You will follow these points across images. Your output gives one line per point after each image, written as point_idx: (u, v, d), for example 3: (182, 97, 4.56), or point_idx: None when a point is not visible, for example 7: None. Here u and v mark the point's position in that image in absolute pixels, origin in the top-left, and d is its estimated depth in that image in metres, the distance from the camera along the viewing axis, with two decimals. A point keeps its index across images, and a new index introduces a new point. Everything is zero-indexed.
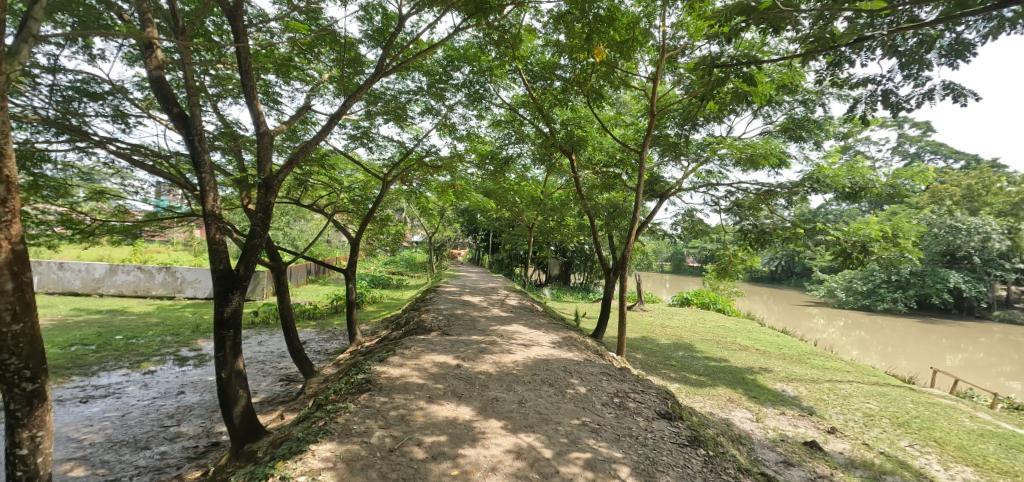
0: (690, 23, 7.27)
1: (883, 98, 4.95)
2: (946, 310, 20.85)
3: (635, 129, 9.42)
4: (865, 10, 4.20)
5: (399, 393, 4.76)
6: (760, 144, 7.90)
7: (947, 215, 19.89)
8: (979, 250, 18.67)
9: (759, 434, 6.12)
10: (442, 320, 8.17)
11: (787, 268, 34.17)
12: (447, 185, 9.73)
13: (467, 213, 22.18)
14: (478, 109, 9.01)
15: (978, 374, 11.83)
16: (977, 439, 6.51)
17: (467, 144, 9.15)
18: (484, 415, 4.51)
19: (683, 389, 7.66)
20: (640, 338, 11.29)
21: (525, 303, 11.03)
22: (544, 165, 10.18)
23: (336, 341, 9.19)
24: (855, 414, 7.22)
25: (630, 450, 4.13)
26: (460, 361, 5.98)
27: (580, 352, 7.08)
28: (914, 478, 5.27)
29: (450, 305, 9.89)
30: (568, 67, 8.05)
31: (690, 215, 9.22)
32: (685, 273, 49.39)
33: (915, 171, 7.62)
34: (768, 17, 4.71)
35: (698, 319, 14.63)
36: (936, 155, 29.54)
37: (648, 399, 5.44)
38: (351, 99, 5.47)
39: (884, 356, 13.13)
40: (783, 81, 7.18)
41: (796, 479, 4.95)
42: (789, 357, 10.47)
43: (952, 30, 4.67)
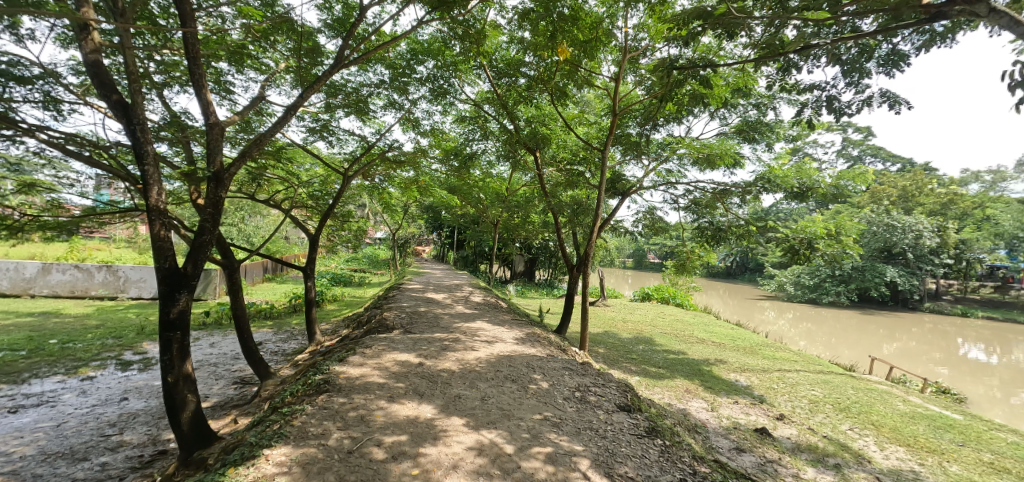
0: (651, 25, 7.42)
1: (827, 103, 5.26)
2: (884, 302, 22.39)
3: (598, 128, 9.59)
4: (811, 19, 4.44)
5: (358, 393, 4.68)
6: (716, 144, 8.20)
7: (885, 214, 21.33)
8: (912, 247, 20.11)
9: (713, 423, 6.40)
10: (405, 318, 8.08)
11: (742, 264, 35.77)
12: (411, 180, 9.59)
13: (432, 210, 21.97)
14: (442, 104, 8.92)
15: (911, 361, 12.77)
16: (909, 421, 7.05)
17: (431, 139, 9.06)
18: (446, 413, 4.50)
19: (643, 381, 7.89)
20: (602, 333, 11.53)
21: (490, 300, 11.06)
22: (509, 162, 10.19)
23: (294, 341, 8.93)
24: (801, 401, 7.65)
25: (590, 443, 4.23)
26: (423, 359, 5.94)
27: (543, 348, 7.17)
28: (853, 460, 5.64)
29: (414, 302, 9.78)
30: (533, 64, 8.07)
31: (650, 213, 9.48)
32: (646, 269, 50.73)
33: (856, 172, 8.10)
34: (723, 23, 4.89)
35: (658, 313, 15.09)
36: (875, 158, 31.60)
37: (609, 392, 5.58)
38: (309, 90, 5.30)
39: (828, 346, 13.97)
40: (737, 85, 7.47)
41: (747, 465, 5.21)
42: (742, 349, 10.96)
43: (888, 42, 5.02)
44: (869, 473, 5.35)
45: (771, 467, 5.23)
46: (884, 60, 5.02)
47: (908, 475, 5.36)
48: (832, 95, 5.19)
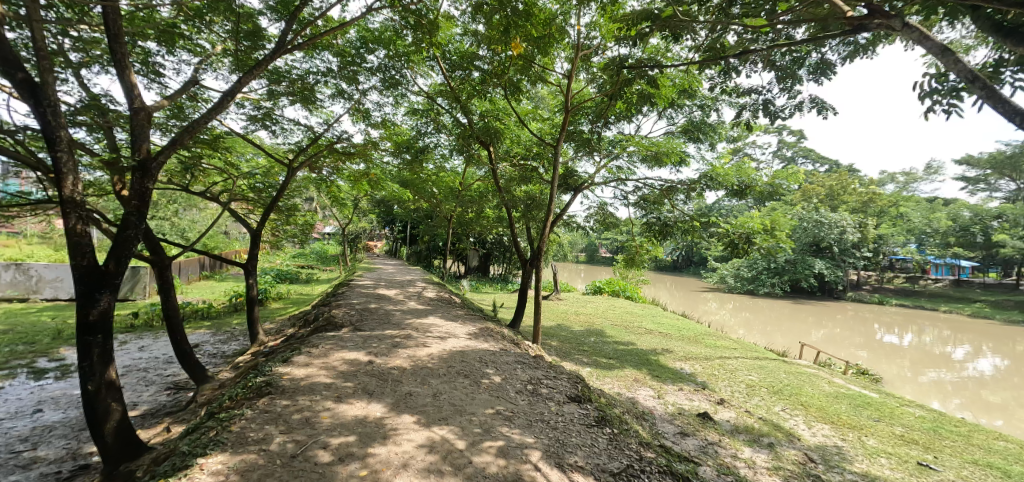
0: (602, 25, 7.55)
1: (764, 106, 5.58)
2: (813, 293, 24.18)
3: (551, 123, 9.70)
4: (749, 26, 4.67)
5: (303, 395, 4.53)
6: (663, 143, 8.53)
7: (814, 211, 23.01)
8: (838, 241, 21.81)
9: (660, 409, 6.69)
10: (355, 316, 7.88)
11: (687, 258, 37.49)
12: (361, 173, 9.30)
13: (384, 204, 21.45)
14: (394, 96, 8.68)
15: (835, 346, 13.90)
16: (833, 401, 7.67)
17: (382, 131, 8.82)
18: (397, 411, 4.44)
19: (594, 372, 8.12)
20: (555, 326, 11.75)
21: (443, 296, 10.98)
22: (462, 156, 10.10)
23: (235, 342, 8.50)
24: (740, 385, 8.16)
25: (542, 435, 4.31)
26: (373, 357, 5.81)
27: (496, 343, 7.22)
28: (784, 438, 6.07)
29: (364, 299, 9.54)
30: (487, 58, 8.02)
31: (602, 208, 9.71)
32: (598, 263, 52.02)
33: (790, 172, 8.65)
34: (670, 25, 5.05)
35: (608, 306, 15.56)
36: (806, 159, 33.91)
37: (560, 384, 5.70)
38: (248, 75, 4.99)
39: (765, 334, 14.93)
40: (683, 86, 7.76)
41: (690, 448, 5.49)
42: (686, 338, 11.51)
43: (818, 51, 5.39)
44: (798, 450, 5.78)
45: (712, 449, 5.54)
46: (814, 68, 5.38)
47: (832, 450, 5.83)
48: (768, 99, 5.51)
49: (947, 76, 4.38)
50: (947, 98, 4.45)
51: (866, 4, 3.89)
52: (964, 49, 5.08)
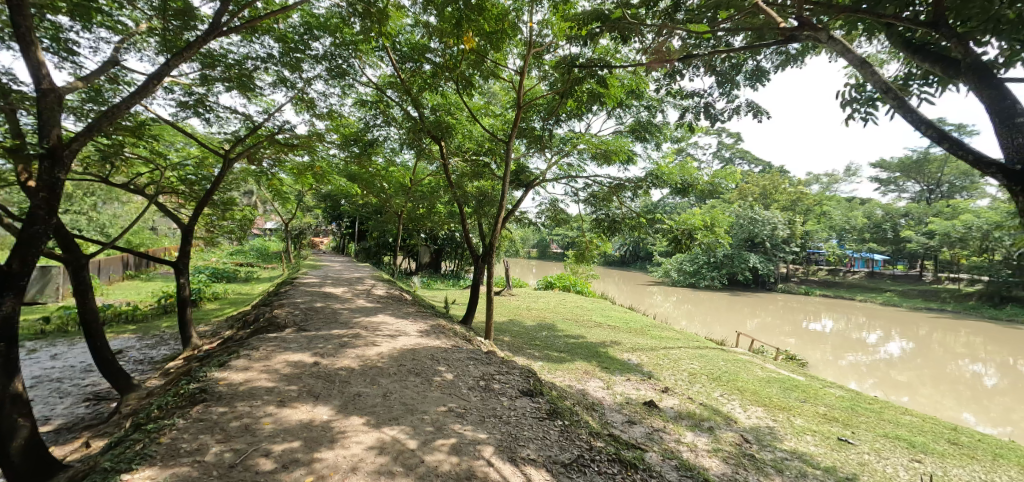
0: (554, 23, 7.62)
1: (705, 109, 5.87)
2: (748, 285, 25.83)
3: (503, 120, 9.73)
4: (692, 32, 4.87)
5: (242, 400, 4.29)
6: (612, 141, 8.77)
7: (749, 209, 24.54)
8: (770, 237, 23.40)
9: (609, 399, 6.91)
10: (299, 315, 7.55)
11: (634, 254, 38.88)
12: (305, 166, 8.88)
13: (331, 199, 20.67)
14: (341, 86, 8.34)
15: (767, 334, 14.91)
16: (766, 385, 8.24)
17: (328, 122, 8.48)
18: (344, 413, 4.31)
19: (545, 366, 8.25)
20: (507, 322, 11.84)
21: (394, 293, 10.76)
22: (413, 151, 9.89)
23: (165, 347, 7.91)
24: (683, 374, 8.58)
25: (494, 430, 4.34)
26: (318, 358, 5.60)
27: (448, 339, 7.17)
28: (723, 422, 6.47)
29: (309, 298, 9.15)
30: (439, 50, 7.89)
31: (553, 205, 9.86)
32: (550, 258, 52.82)
33: (728, 172, 9.16)
34: (619, 26, 5.18)
35: (560, 301, 15.86)
36: (742, 160, 36.07)
37: (512, 379, 5.75)
38: (178, 58, 4.64)
39: (705, 324, 15.76)
40: (631, 87, 8.00)
41: (637, 435, 5.72)
42: (633, 330, 11.96)
43: (753, 58, 5.73)
44: (735, 432, 6.16)
45: (657, 435, 5.79)
46: (750, 74, 5.71)
47: (765, 430, 6.27)
48: (709, 102, 5.80)
49: (865, 87, 4.83)
50: (864, 107, 4.88)
51: (797, 16, 4.16)
52: (879, 63, 5.57)
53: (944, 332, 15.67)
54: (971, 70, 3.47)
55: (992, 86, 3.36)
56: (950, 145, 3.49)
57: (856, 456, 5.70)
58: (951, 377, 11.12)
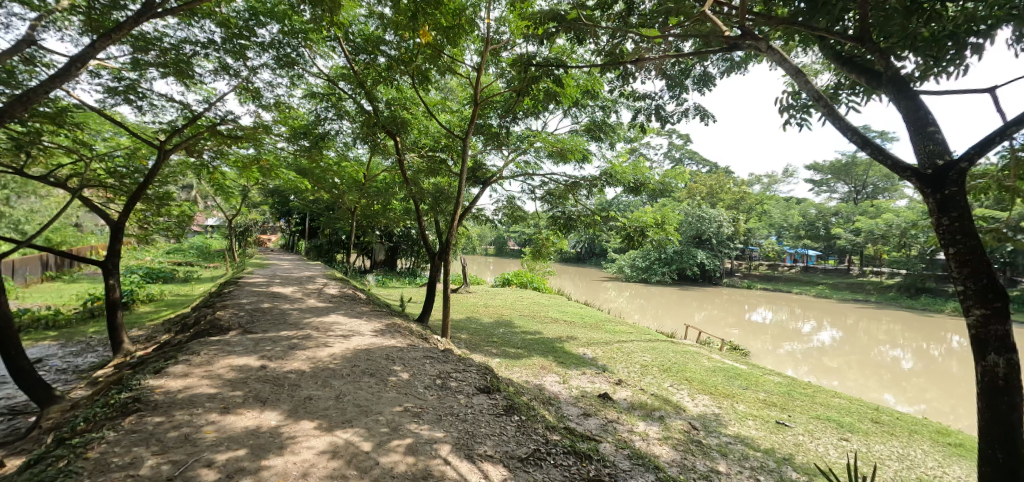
0: (511, 21, 7.62)
1: (657, 111, 6.08)
2: (696, 280, 27.03)
3: (460, 116, 9.68)
4: (644, 35, 5.03)
5: (181, 409, 4.05)
6: (568, 140, 8.91)
7: (697, 208, 25.68)
8: (715, 234, 24.61)
9: (565, 393, 7.06)
10: (245, 317, 7.19)
11: (589, 251, 39.77)
12: (250, 159, 8.44)
13: (279, 194, 19.80)
14: (289, 76, 7.97)
15: (714, 326, 15.67)
16: (712, 374, 8.67)
17: (275, 114, 8.09)
18: (294, 417, 4.16)
19: (503, 363, 8.30)
20: (465, 319, 11.81)
21: (347, 292, 10.45)
22: (367, 145, 9.63)
23: (92, 354, 7.31)
24: (635, 366, 8.88)
25: (451, 428, 4.33)
26: (266, 361, 5.37)
27: (403, 338, 7.06)
28: (672, 411, 6.75)
29: (255, 298, 8.72)
30: (394, 43, 7.69)
31: (510, 202, 9.89)
32: (507, 256, 53.06)
33: (678, 172, 9.54)
34: (575, 27, 5.26)
35: (517, 297, 15.99)
36: (691, 160, 37.66)
37: (469, 376, 5.75)
38: (104, 39, 4.29)
39: (656, 318, 16.37)
40: (586, 88, 8.15)
41: (591, 427, 5.87)
42: (588, 325, 12.24)
43: (701, 64, 6.00)
44: (684, 420, 6.45)
45: (611, 426, 5.98)
46: (698, 79, 5.97)
47: (711, 417, 6.61)
48: (660, 105, 6.02)
49: (800, 95, 5.23)
50: (799, 113, 5.32)
51: (740, 26, 4.38)
52: (813, 72, 5.96)
53: (868, 320, 17.09)
54: (891, 82, 3.78)
55: (909, 98, 3.67)
56: (873, 151, 3.81)
57: (792, 438, 6.12)
58: (874, 361, 12.14)
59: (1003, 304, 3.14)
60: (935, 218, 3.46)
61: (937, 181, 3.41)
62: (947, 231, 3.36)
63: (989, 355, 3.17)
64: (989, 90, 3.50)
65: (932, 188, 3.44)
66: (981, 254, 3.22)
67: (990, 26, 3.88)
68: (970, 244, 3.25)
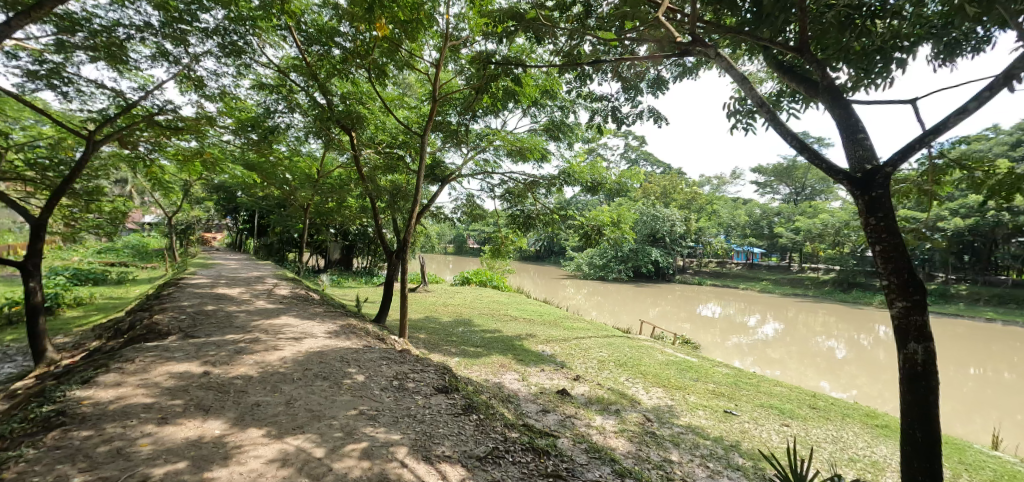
0: (471, 18, 7.57)
1: (613, 113, 6.22)
2: (650, 277, 27.95)
3: (418, 113, 9.54)
4: (601, 38, 5.11)
5: (113, 421, 3.78)
6: (527, 139, 8.97)
7: (651, 207, 26.53)
8: (669, 233, 25.54)
9: (524, 390, 7.12)
10: (186, 320, 6.79)
11: (548, 249, 40.27)
12: (193, 152, 7.94)
13: (225, 190, 18.80)
14: (235, 65, 7.55)
15: (667, 321, 16.28)
16: (665, 368, 8.99)
17: (220, 104, 7.65)
18: (241, 426, 3.97)
19: (462, 362, 8.27)
20: (423, 319, 11.67)
21: (298, 292, 10.08)
22: (320, 140, 9.29)
23: (10, 364, 6.68)
24: (592, 362, 9.07)
25: (408, 429, 4.27)
26: (209, 367, 5.09)
27: (359, 339, 6.89)
28: (628, 404, 6.95)
29: (198, 300, 8.25)
30: (349, 35, 7.42)
31: (469, 200, 9.84)
32: (467, 254, 52.85)
33: (633, 172, 9.80)
34: (533, 26, 5.25)
35: (476, 296, 15.97)
36: (646, 161, 38.85)
37: (427, 376, 5.68)
38: (19, 18, 3.91)
39: (613, 314, 16.82)
40: (545, 87, 8.21)
41: (550, 423, 5.95)
42: (547, 323, 12.41)
43: (655, 68, 6.19)
44: (639, 412, 6.66)
45: (569, 421, 6.08)
46: (652, 83, 6.15)
47: (664, 409, 6.86)
48: (616, 107, 6.17)
49: (746, 101, 5.52)
50: (745, 119, 5.62)
51: (691, 33, 4.54)
52: (758, 80, 6.28)
53: (807, 313, 18.28)
54: (826, 92, 4.04)
55: (842, 107, 3.93)
56: (810, 155, 4.05)
57: (738, 426, 6.46)
58: (812, 352, 12.98)
59: (921, 297, 3.43)
60: (864, 218, 3.74)
61: (867, 183, 3.67)
62: (874, 230, 3.64)
63: (910, 343, 3.46)
64: (911, 101, 3.81)
65: (861, 190, 3.70)
66: (903, 251, 3.52)
67: (913, 43, 4.24)
68: (894, 242, 3.53)
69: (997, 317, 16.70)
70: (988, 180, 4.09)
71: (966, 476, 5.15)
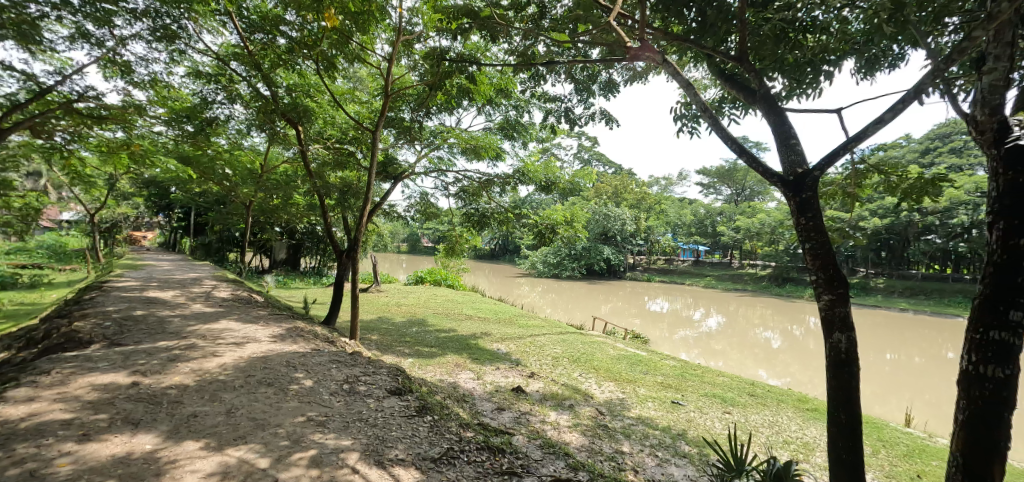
0: (424, 13, 7.44)
1: (566, 113, 6.32)
2: (602, 274, 28.70)
3: (370, 107, 9.28)
4: (553, 39, 5.15)
5: (26, 441, 3.43)
6: (482, 137, 8.94)
7: (603, 206, 27.25)
8: (620, 232, 26.32)
9: (479, 389, 7.12)
10: (112, 327, 6.27)
11: (503, 247, 40.43)
12: (119, 143, 7.31)
13: (157, 185, 17.49)
14: (168, 50, 7.01)
15: (618, 316, 16.79)
16: (617, 362, 9.27)
17: (151, 91, 7.09)
18: (175, 439, 3.71)
19: (416, 362, 8.15)
20: (375, 319, 11.40)
21: (241, 294, 9.56)
22: (264, 134, 8.83)
23: None
24: (547, 358, 9.20)
25: (359, 434, 4.16)
26: (138, 378, 4.73)
27: (307, 343, 6.63)
28: (581, 399, 7.12)
29: (126, 305, 7.64)
30: (296, 24, 7.10)
31: (423, 198, 9.70)
32: (421, 252, 52.12)
33: (586, 172, 10.01)
34: (487, 25, 5.21)
35: (431, 295, 15.78)
36: (599, 162, 39.82)
37: (379, 379, 5.55)
38: None
39: (567, 311, 17.14)
40: (500, 86, 8.23)
41: (505, 420, 5.98)
42: (502, 321, 12.46)
43: (607, 71, 6.34)
44: (592, 407, 6.83)
45: (524, 418, 6.14)
46: (604, 85, 6.30)
47: (616, 402, 7.07)
48: (568, 108, 6.27)
49: (690, 106, 5.78)
50: (690, 123, 5.88)
51: (639, 39, 4.68)
52: (702, 87, 6.57)
53: (746, 307, 19.43)
54: (763, 99, 4.29)
55: (776, 114, 4.19)
56: (748, 159, 4.29)
57: (684, 415, 6.77)
58: (750, 343, 13.80)
59: (844, 290, 3.73)
60: (796, 218, 4.00)
61: (797, 186, 3.94)
62: (805, 229, 3.91)
63: (835, 333, 3.75)
64: (836, 111, 4.11)
65: (792, 192, 3.97)
66: (829, 249, 3.80)
67: (838, 58, 4.59)
68: (821, 241, 3.81)
69: (909, 307, 18.45)
70: (901, 183, 4.46)
71: (883, 451, 5.65)
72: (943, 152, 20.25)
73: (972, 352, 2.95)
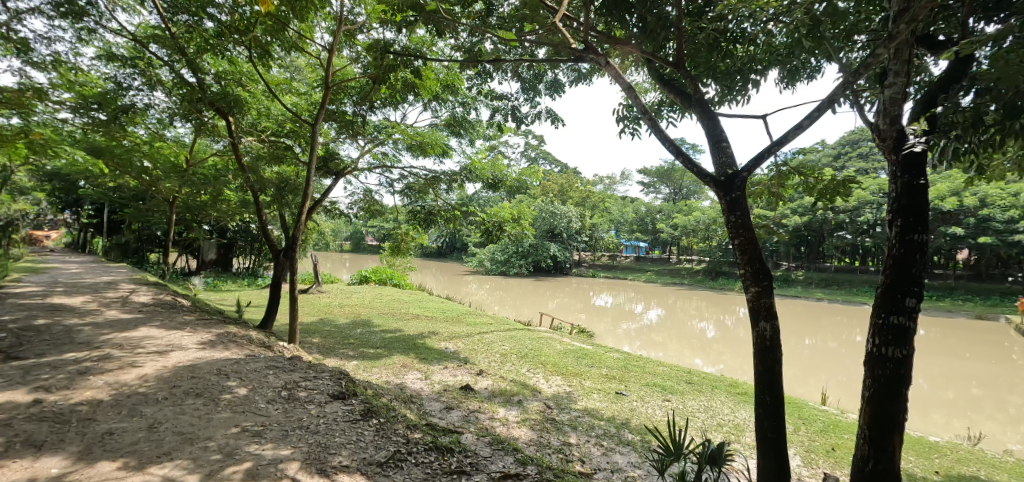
0: (368, 3, 7.20)
1: (513, 112, 6.35)
2: (549, 271, 29.20)
3: (308, 99, 8.85)
4: (499, 37, 5.10)
5: None
6: (428, 133, 8.79)
7: (550, 204, 27.72)
8: (566, 229, 26.90)
9: (427, 389, 7.02)
10: (8, 338, 5.57)
11: (451, 246, 40.08)
12: (13, 131, 6.45)
13: (62, 179, 15.72)
14: (73, 28, 6.29)
15: (565, 312, 17.18)
16: (564, 357, 9.46)
17: (52, 73, 6.31)
18: (88, 460, 3.37)
19: (361, 365, 7.90)
20: (317, 321, 10.93)
21: (164, 298, 8.81)
22: (189, 124, 8.19)
23: None
24: (495, 355, 9.24)
25: (300, 442, 3.97)
26: (41, 394, 4.23)
27: (240, 349, 6.23)
28: (530, 394, 7.21)
29: (25, 313, 6.81)
30: (225, 7, 6.61)
31: (367, 195, 9.38)
32: (365, 251, 50.56)
33: (532, 170, 10.13)
34: (432, 19, 4.98)
35: (376, 294, 15.35)
36: (545, 160, 40.45)
37: (320, 383, 5.32)
38: None
39: (514, 308, 17.29)
40: (447, 82, 8.14)
41: (454, 419, 5.95)
42: (450, 319, 12.34)
43: (552, 71, 6.44)
44: (540, 401, 6.94)
45: (473, 416, 6.12)
46: (549, 85, 6.39)
47: (563, 396, 7.23)
48: (515, 106, 6.31)
49: (632, 108, 6.01)
50: (631, 124, 6.11)
51: (584, 42, 4.79)
52: (643, 90, 6.85)
53: (682, 300, 20.54)
54: (697, 104, 4.51)
55: (709, 117, 4.44)
56: (684, 160, 4.51)
57: (628, 405, 7.04)
58: (687, 334, 14.60)
59: (767, 282, 4.02)
60: (726, 216, 4.26)
61: (728, 185, 4.20)
62: (734, 226, 4.16)
63: (761, 322, 4.03)
64: (761, 116, 4.41)
65: (724, 192, 4.22)
66: (756, 245, 4.08)
67: (764, 67, 4.94)
68: (748, 237, 4.08)
69: (824, 297, 20.26)
70: (818, 184, 4.86)
71: (804, 428, 6.17)
72: (853, 156, 22.39)
73: (876, 335, 3.28)
